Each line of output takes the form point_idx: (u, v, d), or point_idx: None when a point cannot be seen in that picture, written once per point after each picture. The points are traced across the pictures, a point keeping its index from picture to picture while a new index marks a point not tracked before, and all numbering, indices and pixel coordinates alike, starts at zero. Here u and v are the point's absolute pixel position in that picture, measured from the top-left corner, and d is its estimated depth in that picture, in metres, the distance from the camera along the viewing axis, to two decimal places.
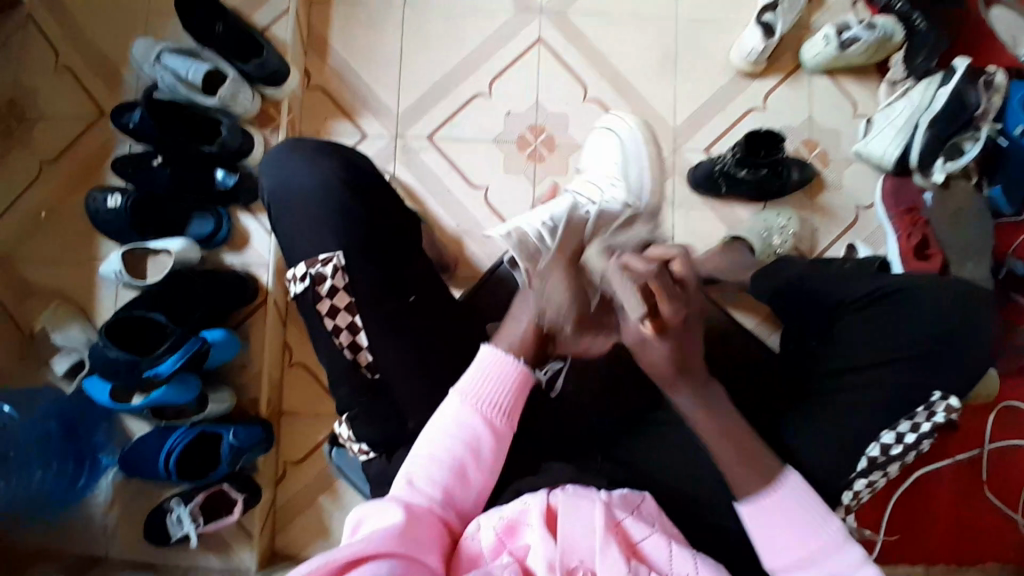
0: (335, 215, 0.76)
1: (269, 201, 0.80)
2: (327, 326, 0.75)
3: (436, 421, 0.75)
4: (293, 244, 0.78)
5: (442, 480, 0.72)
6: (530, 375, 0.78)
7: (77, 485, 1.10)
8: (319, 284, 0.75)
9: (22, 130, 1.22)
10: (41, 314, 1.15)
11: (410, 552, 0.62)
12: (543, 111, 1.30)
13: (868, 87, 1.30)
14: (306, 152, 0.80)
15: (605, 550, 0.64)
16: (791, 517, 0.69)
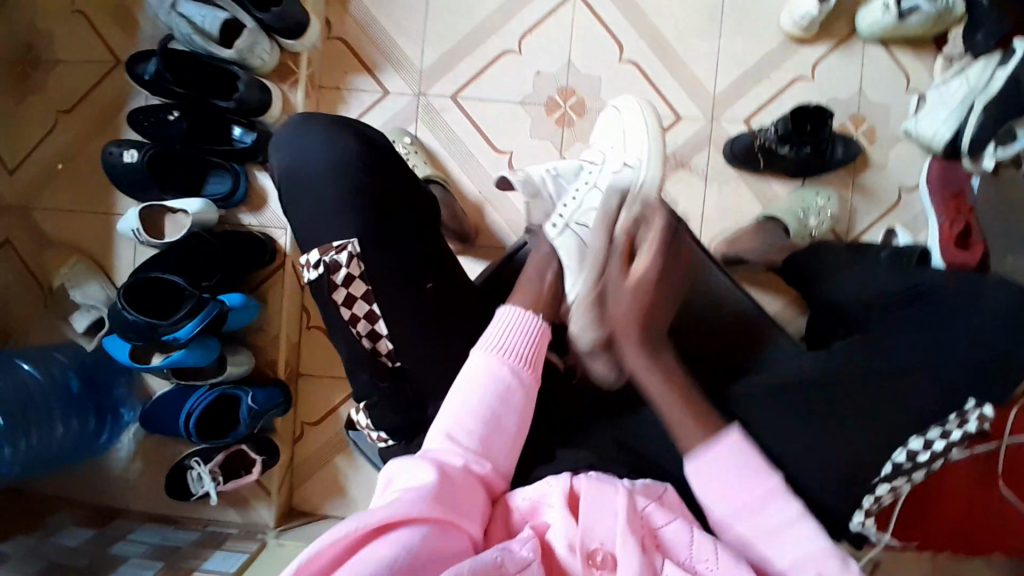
0: (353, 197, 0.73)
1: (280, 178, 0.76)
2: (344, 316, 0.73)
3: (466, 375, 0.71)
4: (309, 227, 0.74)
5: (476, 435, 0.68)
6: (547, 330, 0.76)
7: (100, 440, 1.15)
8: (334, 274, 0.72)
9: (40, 76, 1.18)
10: (62, 269, 1.15)
11: (444, 515, 0.59)
12: (575, 71, 1.23)
13: (924, 60, 1.21)
14: (319, 127, 0.77)
15: (624, 534, 0.62)
16: (730, 478, 0.66)
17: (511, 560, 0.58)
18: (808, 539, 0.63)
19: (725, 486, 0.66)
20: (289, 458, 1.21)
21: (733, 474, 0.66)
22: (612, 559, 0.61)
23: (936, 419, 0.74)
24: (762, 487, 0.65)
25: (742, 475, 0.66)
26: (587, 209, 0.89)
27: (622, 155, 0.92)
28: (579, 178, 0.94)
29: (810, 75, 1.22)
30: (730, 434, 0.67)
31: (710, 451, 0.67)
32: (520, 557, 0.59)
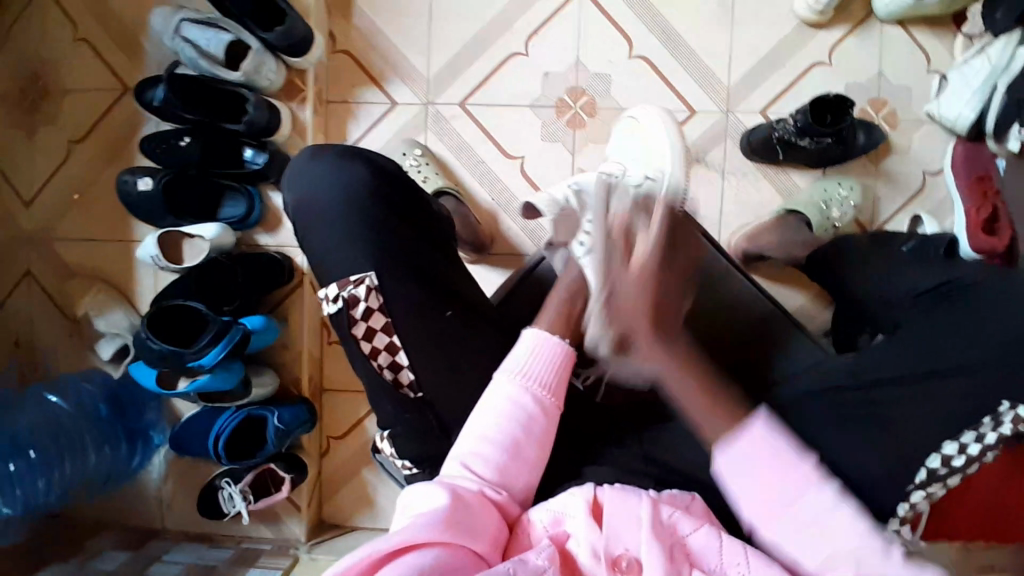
0: (368, 230, 0.73)
1: (293, 214, 0.76)
2: (365, 350, 0.73)
3: (488, 401, 0.70)
4: (324, 259, 0.74)
5: (495, 463, 0.68)
6: (575, 354, 0.75)
7: (133, 464, 1.16)
8: (351, 308, 0.72)
9: (49, 107, 1.19)
10: (84, 299, 1.17)
11: (454, 537, 0.58)
12: (584, 71, 1.20)
13: (945, 39, 1.17)
14: (330, 160, 0.75)
15: (650, 540, 0.61)
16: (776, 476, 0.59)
17: (524, 571, 0.58)
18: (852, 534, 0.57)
19: (770, 492, 0.59)
20: (317, 472, 1.22)
21: (779, 476, 0.59)
22: (637, 565, 0.61)
23: (973, 423, 0.70)
24: (824, 528, 0.58)
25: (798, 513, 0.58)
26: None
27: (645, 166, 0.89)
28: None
29: (827, 61, 1.18)
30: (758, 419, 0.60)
31: (736, 440, 0.60)
32: (535, 567, 0.59)
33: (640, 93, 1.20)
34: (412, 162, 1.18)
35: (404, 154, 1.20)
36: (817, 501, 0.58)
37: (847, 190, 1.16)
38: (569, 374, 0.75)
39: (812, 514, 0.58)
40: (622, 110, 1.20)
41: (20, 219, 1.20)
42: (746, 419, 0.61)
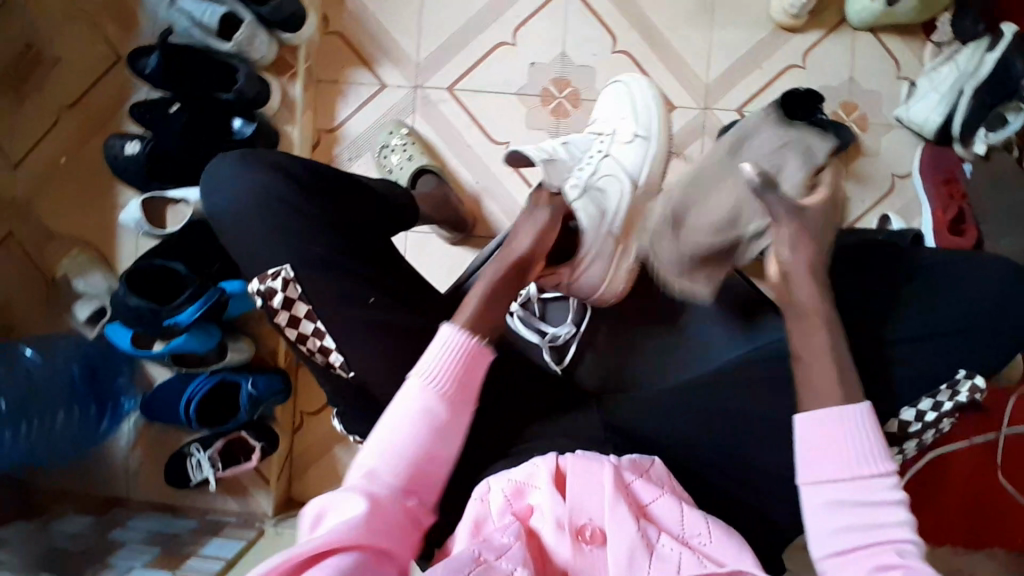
0: (288, 220, 0.76)
1: (213, 213, 0.80)
2: (293, 336, 0.77)
3: (393, 409, 0.70)
4: (287, 220, 0.76)
5: (399, 469, 0.67)
6: (485, 351, 0.73)
7: (101, 428, 1.16)
8: (272, 300, 0.76)
9: (42, 73, 1.21)
10: (64, 260, 1.18)
11: (375, 544, 0.59)
12: (568, 62, 1.24)
13: (914, 47, 1.22)
14: (237, 165, 0.79)
15: (613, 506, 0.63)
16: (855, 444, 0.64)
17: (489, 548, 0.59)
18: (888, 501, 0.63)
19: (840, 454, 0.64)
20: (289, 446, 1.21)
21: (856, 445, 0.64)
22: (600, 534, 0.63)
23: (930, 390, 0.74)
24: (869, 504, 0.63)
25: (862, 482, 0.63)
26: (602, 175, 0.88)
27: (631, 126, 0.94)
28: (591, 147, 0.94)
29: (802, 63, 1.23)
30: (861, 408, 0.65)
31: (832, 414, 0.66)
32: (500, 544, 0.60)
33: None
34: (398, 141, 1.22)
35: (391, 133, 1.23)
36: (881, 486, 0.63)
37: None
38: (483, 372, 0.74)
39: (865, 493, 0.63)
40: None
41: None
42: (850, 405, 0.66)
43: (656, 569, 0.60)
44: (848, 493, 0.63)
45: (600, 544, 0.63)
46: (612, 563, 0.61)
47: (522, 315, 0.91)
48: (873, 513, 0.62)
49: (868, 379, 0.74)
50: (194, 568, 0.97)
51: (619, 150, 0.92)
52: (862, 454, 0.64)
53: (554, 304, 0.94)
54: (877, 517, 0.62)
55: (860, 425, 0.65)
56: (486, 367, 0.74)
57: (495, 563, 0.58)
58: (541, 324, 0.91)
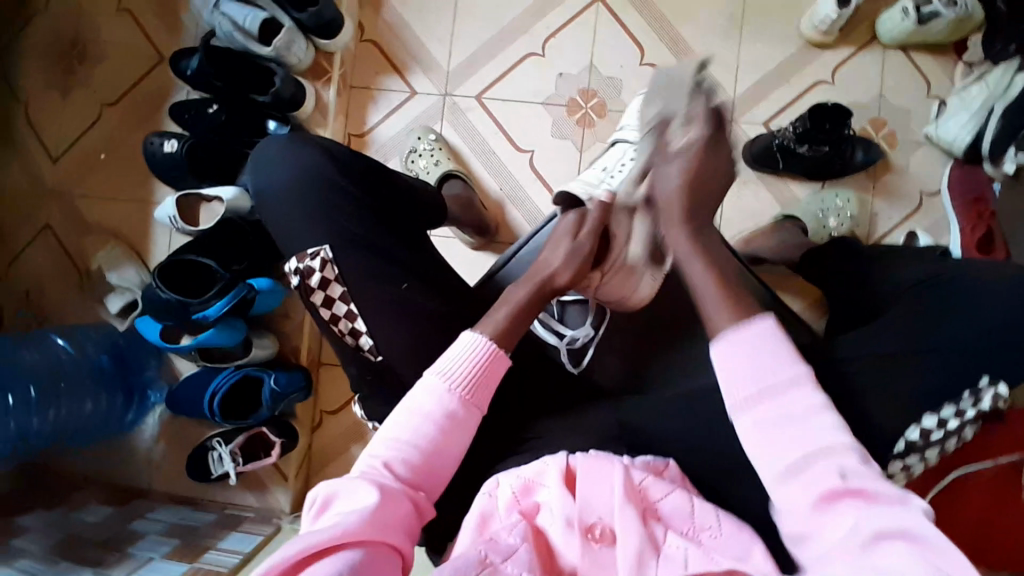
0: (323, 209, 0.79)
1: (257, 195, 0.83)
2: (326, 316, 0.79)
3: (410, 403, 0.70)
4: (320, 211, 0.79)
5: (412, 463, 0.68)
6: (502, 356, 0.75)
7: (127, 418, 1.19)
8: (309, 279, 0.78)
9: (86, 72, 1.26)
10: (100, 254, 1.22)
11: (383, 537, 0.59)
12: (596, 74, 1.26)
13: (945, 66, 1.22)
14: (282, 151, 0.83)
15: (622, 505, 0.63)
16: (773, 367, 0.61)
17: (496, 550, 0.59)
18: (831, 429, 0.57)
19: (760, 376, 0.61)
20: (307, 444, 1.22)
21: (767, 364, 0.61)
22: (609, 533, 0.62)
23: (952, 399, 0.72)
24: (809, 435, 0.58)
25: (786, 400, 0.60)
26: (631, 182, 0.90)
27: None
28: (622, 157, 0.95)
29: (830, 79, 1.23)
30: (762, 324, 0.63)
31: (741, 331, 0.63)
32: (507, 545, 0.60)
33: None
34: (426, 146, 1.24)
35: (419, 138, 1.25)
36: (807, 408, 0.59)
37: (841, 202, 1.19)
38: (497, 379, 0.75)
39: (805, 432, 0.58)
40: None
41: (44, 175, 1.26)
42: (750, 320, 0.64)
43: (665, 569, 0.59)
44: (779, 426, 0.59)
45: (609, 543, 0.62)
46: (621, 563, 0.60)
47: (542, 318, 0.91)
48: (813, 441, 0.57)
49: (892, 392, 0.74)
50: (210, 560, 0.98)
51: (650, 160, 0.90)
52: (779, 388, 0.60)
53: (573, 306, 0.93)
54: (820, 448, 0.57)
55: (762, 338, 0.62)
56: (501, 374, 0.75)
57: (501, 566, 0.58)
58: (558, 326, 0.91)
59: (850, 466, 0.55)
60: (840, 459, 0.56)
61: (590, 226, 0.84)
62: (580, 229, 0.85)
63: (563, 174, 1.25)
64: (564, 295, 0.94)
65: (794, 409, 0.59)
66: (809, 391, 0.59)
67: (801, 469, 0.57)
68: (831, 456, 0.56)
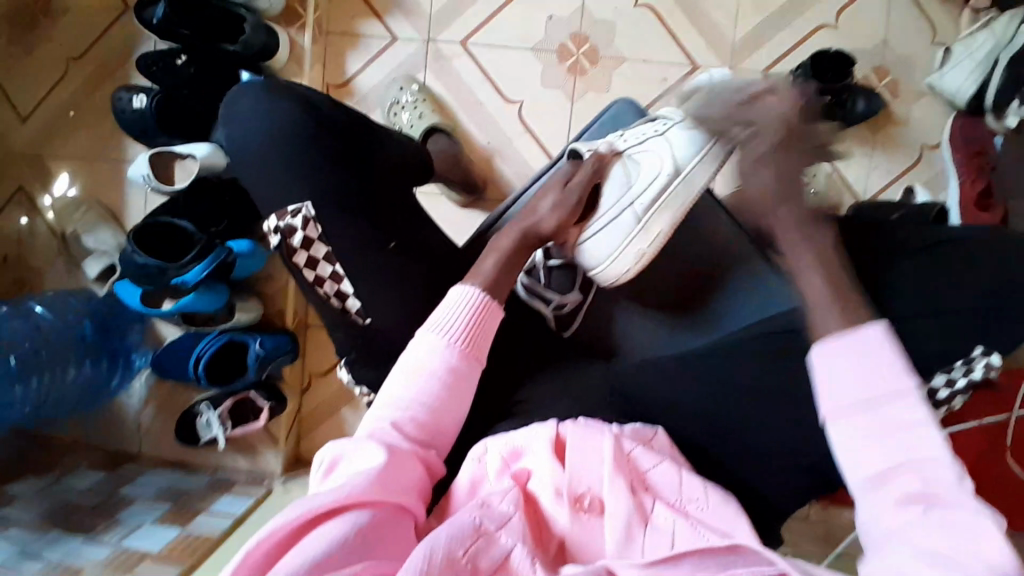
0: (303, 165, 0.74)
1: (233, 146, 0.77)
2: (309, 277, 0.75)
3: (411, 360, 0.69)
4: (298, 171, 0.74)
5: (421, 421, 0.67)
6: (496, 306, 0.73)
7: (113, 384, 1.17)
8: (290, 238, 0.74)
9: (47, 21, 1.19)
10: (73, 217, 1.17)
11: (392, 496, 0.59)
12: (588, 18, 1.19)
13: (953, 9, 1.15)
14: (253, 96, 0.77)
15: (613, 475, 0.63)
16: (858, 379, 0.54)
17: (490, 518, 0.59)
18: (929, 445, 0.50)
19: (860, 383, 0.53)
20: (296, 407, 1.21)
21: (876, 365, 0.53)
22: (598, 504, 0.63)
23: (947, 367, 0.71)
24: (898, 439, 0.51)
25: (881, 404, 0.52)
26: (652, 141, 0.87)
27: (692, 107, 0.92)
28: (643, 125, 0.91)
29: (834, 23, 1.17)
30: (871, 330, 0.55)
31: (842, 336, 0.56)
32: (501, 513, 0.60)
33: (644, 43, 1.18)
34: (409, 98, 1.18)
35: (402, 89, 1.19)
36: (906, 402, 0.52)
37: (810, 174, 1.15)
38: (493, 330, 0.74)
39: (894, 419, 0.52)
40: (623, 59, 1.19)
41: (14, 134, 1.22)
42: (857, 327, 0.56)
43: (650, 542, 0.60)
44: (879, 433, 0.52)
45: (597, 514, 0.63)
46: (608, 533, 0.60)
47: (526, 282, 0.89)
48: (905, 443, 0.51)
49: None
50: (203, 524, 0.99)
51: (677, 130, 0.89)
52: (874, 371, 0.53)
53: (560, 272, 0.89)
54: (914, 463, 0.50)
55: (868, 349, 0.54)
56: (496, 326, 0.74)
57: (496, 535, 0.58)
58: (544, 291, 0.88)
59: (942, 480, 0.49)
60: (928, 470, 0.50)
61: (582, 177, 0.83)
62: (571, 178, 0.84)
63: (554, 129, 1.20)
64: (550, 259, 0.89)
65: (894, 411, 0.52)
66: (914, 391, 0.52)
67: (888, 478, 0.51)
68: (932, 474, 0.50)
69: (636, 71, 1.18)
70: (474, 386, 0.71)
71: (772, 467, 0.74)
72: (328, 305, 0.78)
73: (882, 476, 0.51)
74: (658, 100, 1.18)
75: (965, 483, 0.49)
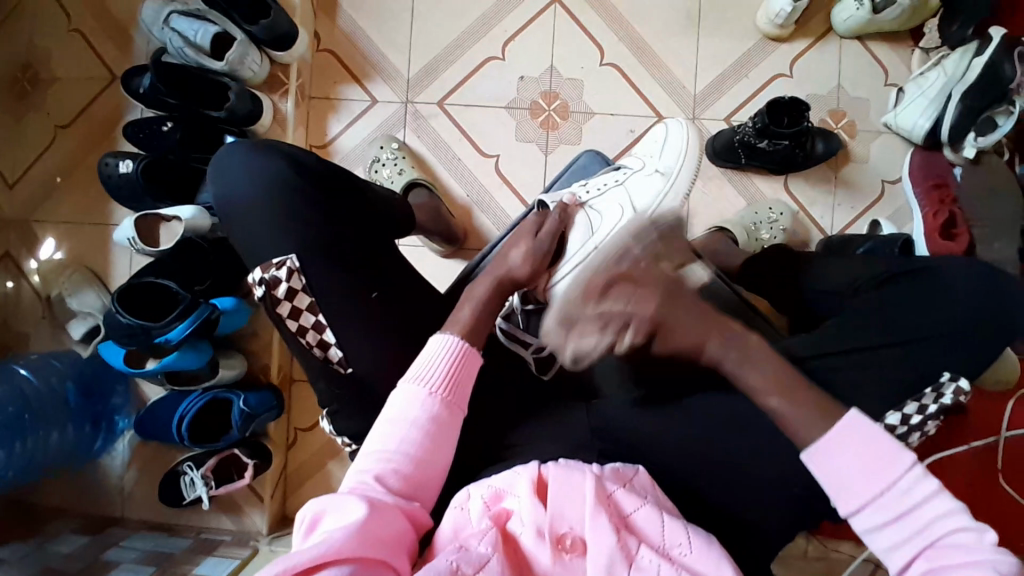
0: (280, 220, 0.77)
1: (222, 204, 0.81)
2: (292, 327, 0.76)
3: (392, 409, 0.70)
4: (272, 227, 0.77)
5: (404, 472, 0.67)
6: (475, 352, 0.74)
7: (95, 447, 1.18)
8: (275, 289, 0.76)
9: (38, 94, 1.27)
10: (60, 279, 1.20)
11: (373, 551, 0.57)
12: (558, 76, 1.26)
13: (901, 54, 1.23)
14: (239, 155, 0.81)
15: (595, 517, 0.61)
16: (867, 467, 0.60)
17: (466, 562, 0.57)
18: (940, 519, 0.58)
19: (864, 480, 0.60)
20: (282, 463, 1.21)
21: (875, 457, 0.60)
22: (580, 543, 0.61)
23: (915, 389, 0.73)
24: (918, 523, 0.58)
25: (888, 498, 0.59)
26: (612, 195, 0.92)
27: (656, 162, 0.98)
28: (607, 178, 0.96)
29: (789, 72, 1.24)
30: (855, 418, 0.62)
31: (831, 437, 0.62)
32: (478, 554, 0.59)
33: (613, 97, 1.25)
34: (389, 155, 1.23)
35: (382, 147, 1.24)
36: (913, 484, 0.59)
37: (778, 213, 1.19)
38: (473, 377, 0.75)
39: (913, 515, 0.58)
40: (593, 113, 1.25)
41: (4, 200, 1.26)
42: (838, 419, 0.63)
43: None
44: (897, 523, 0.59)
45: (580, 553, 0.61)
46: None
47: (504, 327, 0.89)
48: (924, 527, 0.58)
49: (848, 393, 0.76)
50: None
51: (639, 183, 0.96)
52: (878, 463, 0.60)
53: (535, 316, 0.91)
54: (934, 536, 0.58)
55: (866, 439, 0.61)
56: (476, 372, 0.75)
57: None
58: (524, 335, 0.88)
59: (963, 544, 0.57)
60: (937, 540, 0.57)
61: (551, 226, 0.86)
62: (541, 228, 0.87)
63: (531, 179, 1.25)
64: (527, 304, 0.91)
65: (906, 496, 0.59)
66: (917, 473, 0.59)
67: (915, 557, 0.58)
68: (951, 540, 0.57)
69: (606, 123, 1.24)
70: (456, 433, 0.71)
71: (753, 497, 0.74)
72: (305, 352, 0.79)
73: (909, 557, 0.58)
74: (627, 150, 1.23)
75: (985, 535, 0.57)
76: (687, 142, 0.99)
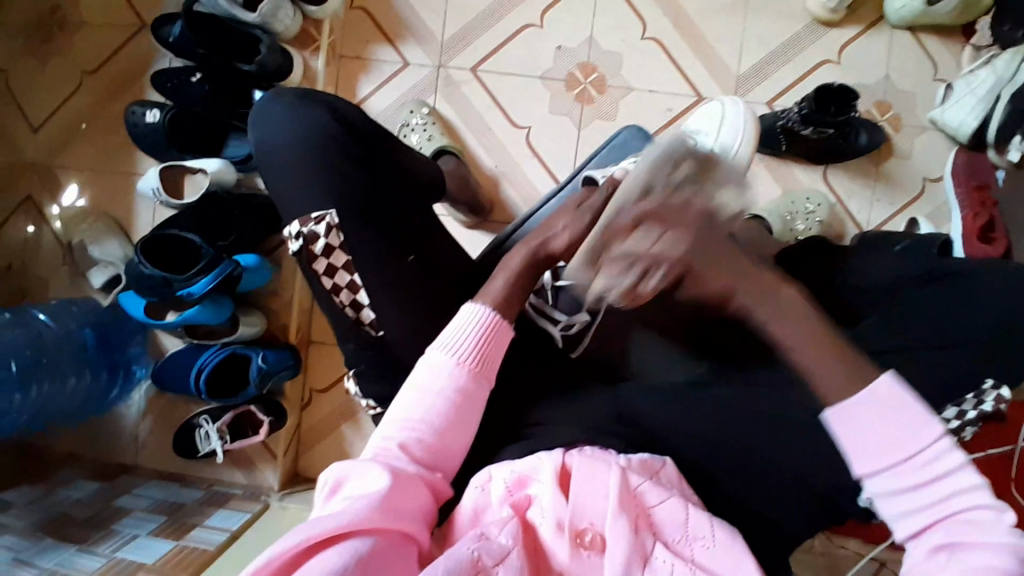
0: (315, 179, 0.75)
1: (259, 152, 0.79)
2: (326, 285, 0.75)
3: (419, 378, 0.69)
4: (305, 187, 0.76)
5: (427, 443, 0.66)
6: (507, 329, 0.73)
7: (114, 395, 1.19)
8: (312, 244, 0.75)
9: (65, 37, 1.24)
10: (80, 227, 1.20)
11: (394, 523, 0.56)
12: (596, 48, 1.22)
13: (953, 49, 1.18)
14: (285, 102, 0.78)
15: (616, 513, 0.60)
16: (894, 430, 0.56)
17: (488, 552, 0.56)
18: (966, 493, 0.54)
19: (893, 445, 0.55)
20: (296, 422, 1.22)
21: (904, 425, 0.56)
22: (600, 540, 0.60)
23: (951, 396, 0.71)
24: (936, 491, 0.55)
25: (911, 466, 0.55)
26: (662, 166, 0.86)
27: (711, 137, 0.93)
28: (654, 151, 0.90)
29: (836, 59, 1.19)
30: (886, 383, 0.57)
31: (860, 401, 0.57)
32: (500, 547, 0.57)
33: (652, 73, 1.21)
34: (418, 120, 1.20)
35: (411, 112, 1.21)
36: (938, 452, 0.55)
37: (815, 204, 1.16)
38: (501, 352, 0.73)
39: (939, 489, 0.55)
40: (629, 88, 1.21)
41: (28, 145, 1.25)
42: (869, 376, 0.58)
43: None
44: (914, 493, 0.55)
45: (598, 551, 0.60)
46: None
47: (534, 303, 0.86)
48: (945, 502, 0.55)
49: None
50: (198, 537, 0.96)
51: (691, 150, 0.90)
52: (911, 428, 0.56)
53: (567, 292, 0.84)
54: (950, 509, 0.54)
55: (895, 408, 0.56)
56: (505, 348, 0.73)
57: (493, 570, 0.56)
58: (551, 311, 0.85)
59: (981, 523, 0.54)
60: (956, 514, 0.54)
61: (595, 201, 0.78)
62: (585, 202, 0.80)
63: (562, 153, 1.22)
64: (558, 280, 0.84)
65: (928, 467, 0.55)
66: (947, 443, 0.55)
67: (926, 530, 0.55)
68: (969, 517, 0.54)
69: (644, 100, 1.20)
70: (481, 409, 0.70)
71: (776, 494, 0.73)
72: (331, 318, 0.77)
73: (920, 529, 0.56)
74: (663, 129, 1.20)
75: (1004, 514, 0.54)
76: (740, 119, 0.95)
